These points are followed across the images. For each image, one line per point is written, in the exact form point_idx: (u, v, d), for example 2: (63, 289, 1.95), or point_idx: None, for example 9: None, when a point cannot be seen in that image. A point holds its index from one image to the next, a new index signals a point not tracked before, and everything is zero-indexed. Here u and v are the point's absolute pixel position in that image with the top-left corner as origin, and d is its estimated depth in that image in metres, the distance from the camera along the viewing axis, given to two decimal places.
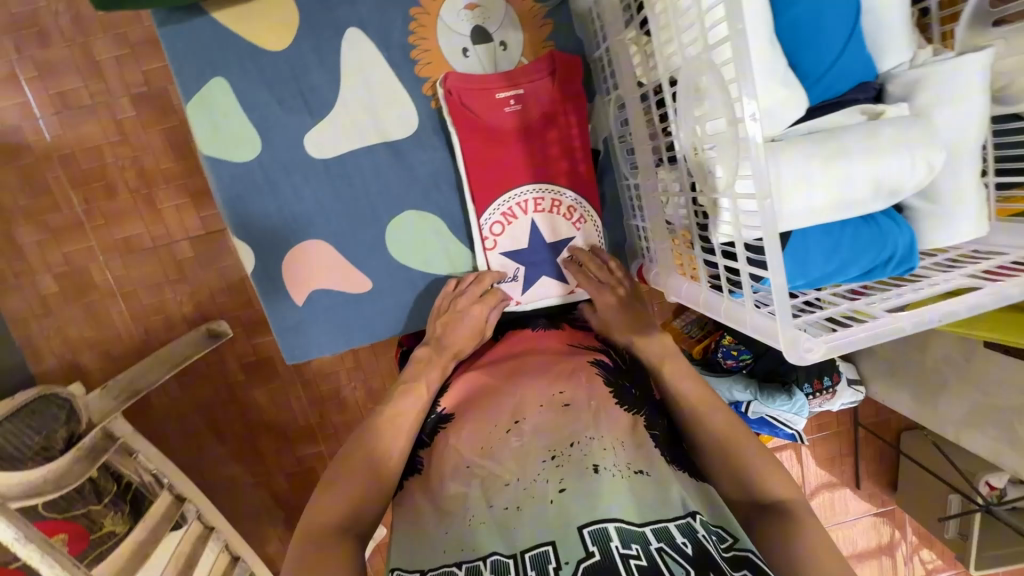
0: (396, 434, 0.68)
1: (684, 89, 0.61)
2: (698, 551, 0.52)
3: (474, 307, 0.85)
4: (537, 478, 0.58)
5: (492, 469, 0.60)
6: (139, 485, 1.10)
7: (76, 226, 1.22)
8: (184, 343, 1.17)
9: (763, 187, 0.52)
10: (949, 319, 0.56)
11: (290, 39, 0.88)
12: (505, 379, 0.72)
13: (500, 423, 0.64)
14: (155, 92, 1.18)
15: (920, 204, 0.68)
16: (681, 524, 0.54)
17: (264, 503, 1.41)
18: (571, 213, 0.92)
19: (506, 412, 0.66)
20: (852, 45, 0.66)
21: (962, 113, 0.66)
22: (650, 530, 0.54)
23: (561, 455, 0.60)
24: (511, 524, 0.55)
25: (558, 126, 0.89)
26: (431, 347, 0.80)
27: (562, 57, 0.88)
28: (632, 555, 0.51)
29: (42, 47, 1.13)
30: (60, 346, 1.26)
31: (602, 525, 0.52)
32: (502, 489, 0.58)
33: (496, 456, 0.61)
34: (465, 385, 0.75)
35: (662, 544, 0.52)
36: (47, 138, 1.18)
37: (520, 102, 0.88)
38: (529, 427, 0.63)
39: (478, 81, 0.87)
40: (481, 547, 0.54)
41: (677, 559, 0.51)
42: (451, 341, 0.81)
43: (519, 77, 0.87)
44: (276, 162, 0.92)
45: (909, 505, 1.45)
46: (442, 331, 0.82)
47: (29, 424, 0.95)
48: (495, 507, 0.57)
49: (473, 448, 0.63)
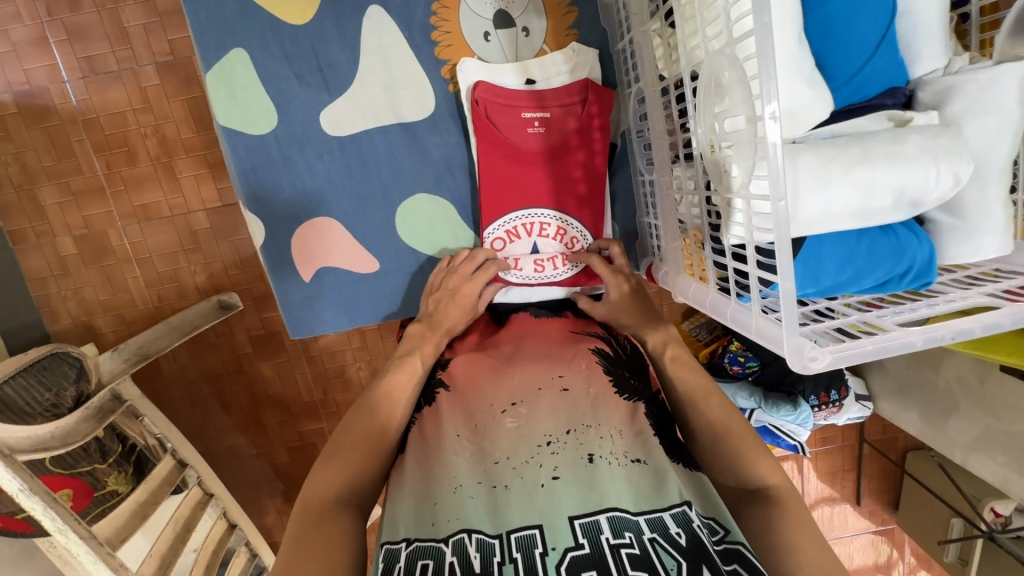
0: (393, 403, 0.69)
1: (706, 83, 0.59)
2: (692, 542, 0.50)
3: (463, 285, 0.85)
4: (530, 460, 0.58)
5: (484, 445, 0.61)
6: (144, 447, 1.12)
7: (97, 191, 1.24)
8: (195, 313, 1.20)
9: (778, 188, 0.50)
10: (962, 337, 0.54)
11: (312, 13, 0.88)
12: (506, 360, 0.73)
13: (496, 402, 0.65)
14: (180, 61, 1.18)
15: (942, 218, 0.66)
16: (676, 513, 0.53)
17: (264, 475, 1.44)
18: (574, 246, 0.91)
19: (503, 393, 0.66)
20: (884, 48, 0.64)
21: (995, 125, 0.63)
22: (644, 519, 0.53)
23: (557, 441, 0.59)
24: (499, 504, 0.55)
25: (577, 117, 0.88)
26: (427, 325, 0.80)
27: (597, 87, 0.87)
28: (624, 544, 0.50)
29: (72, 11, 1.14)
30: (76, 307, 1.29)
31: (593, 517, 0.52)
32: (491, 466, 0.58)
33: (489, 432, 0.62)
34: (465, 361, 0.74)
35: (655, 534, 0.51)
36: (73, 102, 1.19)
37: (544, 125, 0.88)
38: (526, 409, 0.63)
39: (506, 96, 0.88)
40: (465, 521, 0.53)
41: (670, 550, 0.50)
42: (442, 317, 0.81)
43: (548, 98, 0.88)
44: (290, 136, 0.92)
45: (910, 525, 1.43)
46: (432, 308, 0.83)
47: (41, 380, 0.97)
48: (483, 483, 0.57)
49: (466, 422, 0.64)
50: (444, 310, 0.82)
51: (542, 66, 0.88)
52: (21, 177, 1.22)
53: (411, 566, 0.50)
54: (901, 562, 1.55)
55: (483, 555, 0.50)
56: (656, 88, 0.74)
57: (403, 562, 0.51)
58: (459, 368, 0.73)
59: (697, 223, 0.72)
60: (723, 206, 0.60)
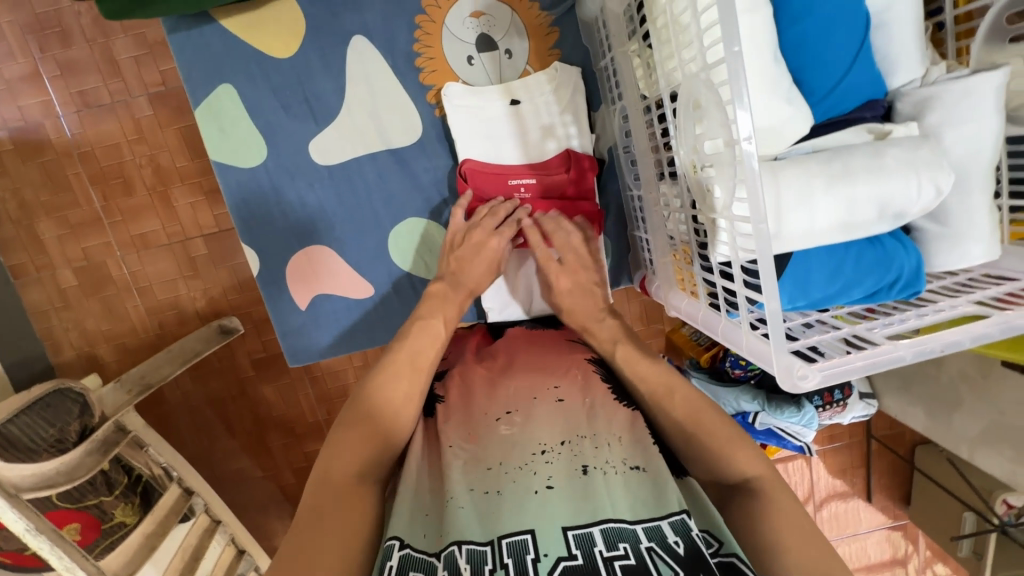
0: (415, 371, 0.69)
1: (684, 106, 0.59)
2: (690, 551, 0.50)
3: (488, 239, 0.84)
4: (525, 467, 0.58)
5: (477, 453, 0.61)
6: (150, 477, 1.12)
7: (95, 221, 1.25)
8: (196, 339, 1.20)
9: (758, 211, 0.51)
10: (952, 349, 0.54)
11: (297, 46, 0.88)
12: (500, 371, 0.73)
13: (490, 412, 0.65)
14: (172, 91, 1.20)
15: (929, 227, 0.66)
16: (676, 521, 0.52)
17: (271, 497, 1.44)
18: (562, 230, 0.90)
19: (498, 403, 0.67)
20: (860, 62, 0.65)
21: (976, 134, 0.63)
22: (641, 527, 0.52)
23: (551, 450, 0.60)
24: (492, 512, 0.55)
25: (561, 182, 0.90)
26: (448, 283, 0.81)
27: (579, 155, 0.90)
28: (618, 556, 0.50)
29: (64, 47, 1.16)
30: (78, 339, 1.30)
31: (587, 528, 0.52)
32: (484, 473, 0.58)
33: (483, 442, 0.62)
34: (459, 371, 0.76)
35: (652, 544, 0.51)
36: (67, 136, 1.21)
37: (531, 191, 0.90)
38: (521, 418, 0.64)
39: (493, 167, 0.90)
40: (458, 532, 0.53)
41: (668, 560, 0.49)
42: (469, 276, 0.82)
43: (532, 167, 0.90)
44: (281, 168, 0.93)
45: (924, 520, 1.42)
46: (457, 267, 0.83)
47: (43, 417, 0.98)
48: (476, 490, 0.57)
49: (461, 434, 0.64)
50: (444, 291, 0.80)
51: (526, 87, 0.89)
52: (19, 213, 1.23)
53: (402, 569, 0.50)
54: (916, 556, 1.54)
55: (474, 563, 0.50)
56: (638, 106, 0.74)
57: (395, 561, 0.50)
58: (453, 384, 0.73)
59: (685, 239, 0.73)
60: (708, 225, 0.61)
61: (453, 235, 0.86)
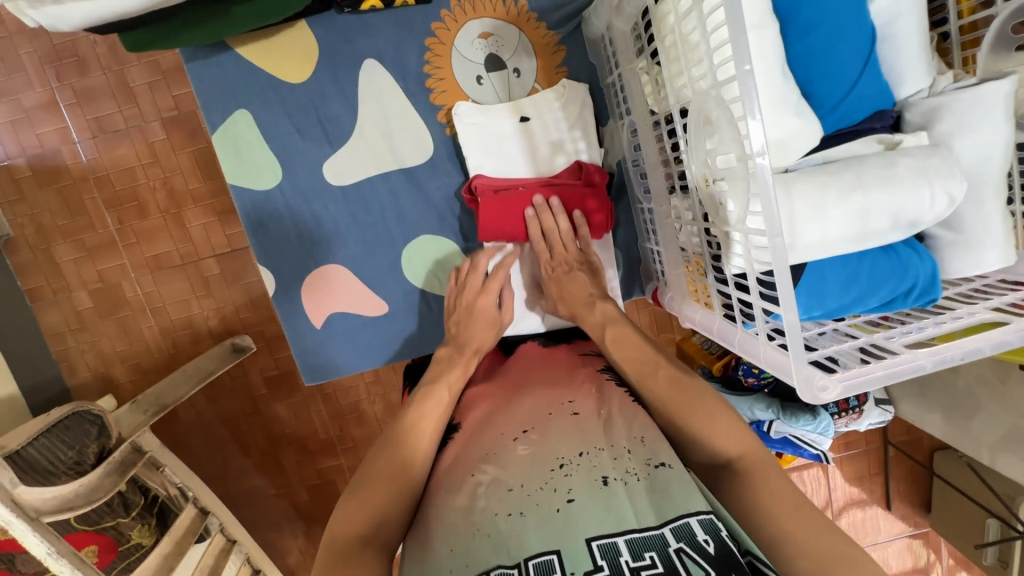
0: (420, 435, 0.68)
1: (695, 121, 0.60)
2: (720, 551, 0.50)
3: (478, 298, 0.87)
4: (545, 485, 0.57)
5: (497, 474, 0.59)
6: (166, 498, 1.13)
7: (110, 244, 1.27)
8: (210, 359, 1.21)
9: (773, 224, 0.51)
10: (972, 357, 0.54)
11: (310, 71, 0.91)
12: (510, 392, 0.73)
13: (507, 431, 0.64)
14: (184, 115, 1.23)
15: (942, 234, 0.67)
16: (704, 519, 0.52)
17: (285, 515, 1.44)
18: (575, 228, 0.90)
19: (512, 422, 0.66)
20: (868, 74, 0.66)
21: (986, 141, 0.64)
22: (669, 529, 0.52)
23: (570, 462, 0.59)
24: (517, 533, 0.53)
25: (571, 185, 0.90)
26: (453, 346, 0.83)
27: (591, 164, 0.90)
28: (645, 566, 0.50)
29: (81, 76, 1.20)
30: (94, 360, 1.32)
31: (612, 538, 0.52)
32: (507, 495, 0.57)
33: (503, 463, 0.60)
34: (474, 397, 0.76)
35: (682, 544, 0.51)
36: (84, 161, 1.23)
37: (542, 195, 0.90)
38: (538, 436, 0.63)
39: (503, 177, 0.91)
40: (483, 559, 0.52)
41: (698, 561, 0.49)
42: (470, 337, 0.83)
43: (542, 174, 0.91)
44: (296, 189, 0.94)
45: (946, 528, 1.39)
46: (457, 330, 0.85)
47: (62, 439, 0.99)
48: (500, 514, 0.55)
49: (482, 460, 0.62)
50: (466, 327, 0.85)
51: (535, 104, 0.90)
52: (36, 237, 1.26)
53: None
54: (939, 565, 1.51)
55: None
56: (647, 121, 0.75)
57: None
58: (466, 413, 0.73)
59: (698, 251, 0.73)
60: (722, 238, 0.61)
61: (450, 300, 0.91)
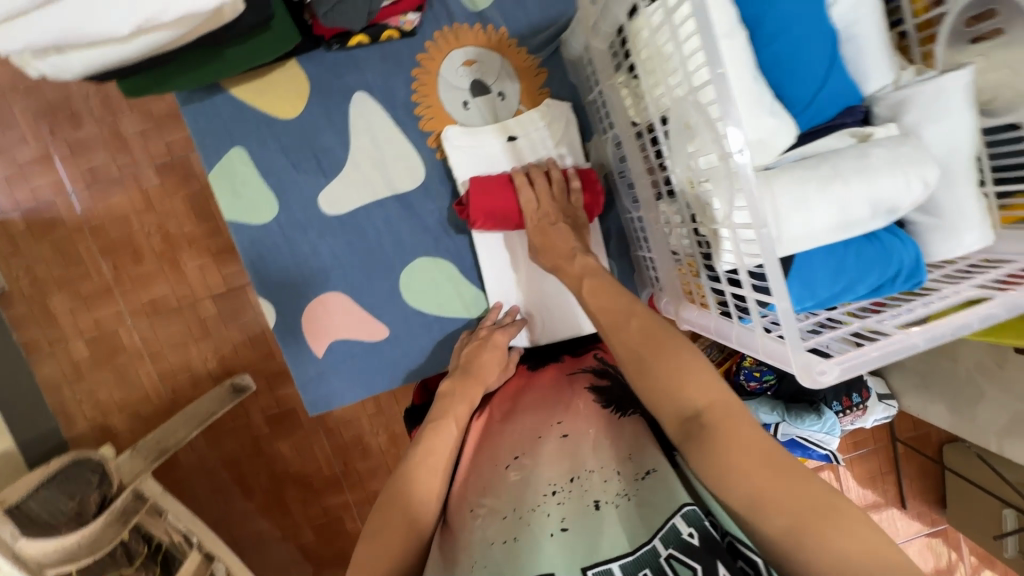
0: (432, 472, 0.66)
1: (675, 126, 0.63)
2: (705, 541, 0.51)
3: (495, 333, 0.89)
4: (537, 510, 0.57)
5: (495, 501, 0.60)
6: (170, 545, 1.09)
7: (106, 291, 1.28)
8: (209, 399, 1.21)
9: (758, 217, 0.54)
10: (962, 332, 0.56)
11: (301, 107, 0.94)
12: (506, 420, 0.72)
13: (501, 459, 0.65)
14: (177, 160, 1.25)
15: (922, 219, 0.69)
16: (687, 512, 0.53)
17: (292, 558, 1.40)
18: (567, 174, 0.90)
19: (504, 450, 0.66)
20: (834, 73, 0.69)
21: (951, 128, 0.67)
22: (657, 539, 0.52)
23: (562, 490, 0.59)
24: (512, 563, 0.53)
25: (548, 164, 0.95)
26: (461, 372, 0.81)
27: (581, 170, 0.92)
28: None
29: (75, 128, 1.22)
30: (92, 409, 1.31)
31: (606, 564, 0.52)
32: (501, 523, 0.57)
33: (497, 493, 0.61)
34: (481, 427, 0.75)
35: (672, 550, 0.51)
36: (78, 211, 1.25)
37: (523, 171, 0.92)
38: (529, 462, 0.63)
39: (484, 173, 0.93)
40: None
41: (684, 560, 0.50)
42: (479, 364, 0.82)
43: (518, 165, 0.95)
44: (293, 223, 0.96)
45: (963, 523, 1.38)
46: (469, 359, 0.84)
47: (64, 489, 0.97)
48: (496, 543, 0.56)
49: (481, 494, 0.62)
50: (474, 361, 0.83)
51: (520, 123, 0.93)
52: (31, 288, 1.26)
53: None
54: (961, 563, 1.49)
55: None
56: (630, 132, 0.79)
57: None
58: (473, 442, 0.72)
59: (689, 253, 0.75)
60: (711, 236, 0.63)
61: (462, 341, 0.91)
